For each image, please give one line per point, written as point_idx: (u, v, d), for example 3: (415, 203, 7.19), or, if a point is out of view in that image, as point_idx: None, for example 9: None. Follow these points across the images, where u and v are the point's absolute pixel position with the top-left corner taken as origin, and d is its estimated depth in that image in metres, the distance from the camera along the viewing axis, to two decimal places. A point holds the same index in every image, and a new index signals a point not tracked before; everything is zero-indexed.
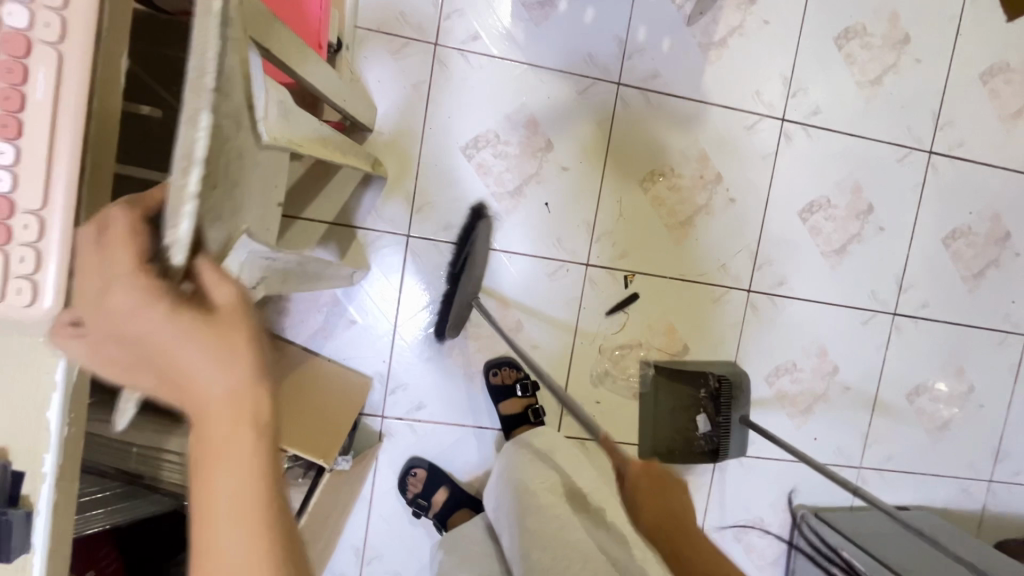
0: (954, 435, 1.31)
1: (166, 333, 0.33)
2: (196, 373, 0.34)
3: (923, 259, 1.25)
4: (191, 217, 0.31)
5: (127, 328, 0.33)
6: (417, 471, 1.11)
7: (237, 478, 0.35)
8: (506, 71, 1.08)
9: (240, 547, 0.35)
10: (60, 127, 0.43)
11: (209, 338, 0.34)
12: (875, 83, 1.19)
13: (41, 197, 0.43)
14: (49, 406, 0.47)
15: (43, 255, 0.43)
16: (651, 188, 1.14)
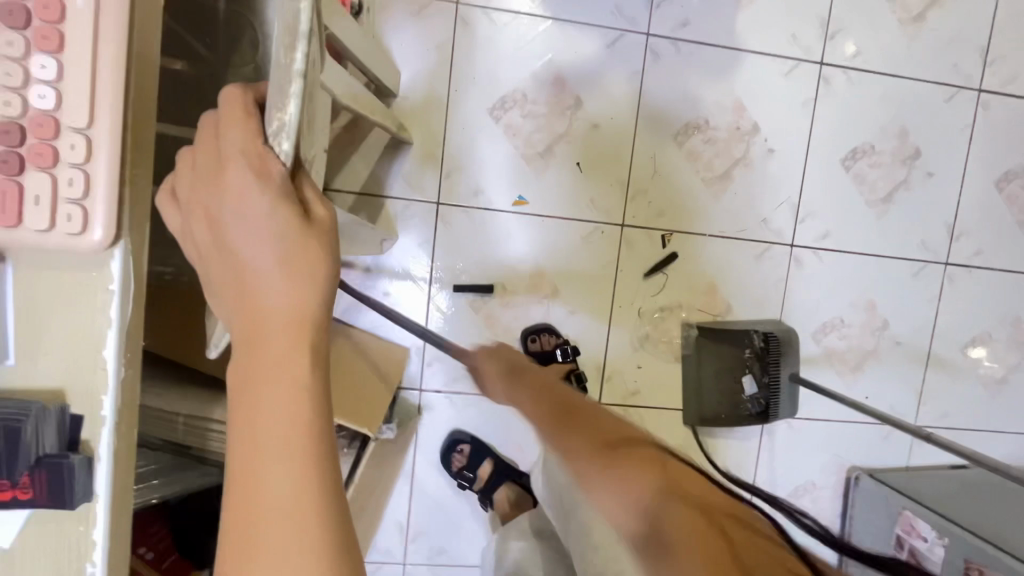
0: (1013, 389, 1.25)
1: (258, 223, 0.32)
2: (270, 278, 0.32)
3: (974, 205, 1.19)
4: (299, 96, 0.31)
5: (228, 209, 0.32)
6: (462, 445, 1.09)
7: (290, 395, 0.32)
8: (531, 26, 1.04)
9: (282, 482, 0.31)
10: (102, 39, 0.42)
11: (298, 241, 0.32)
12: (918, 19, 1.12)
13: (87, 114, 0.42)
14: (105, 346, 0.46)
15: (92, 177, 0.42)
16: (685, 143, 1.10)
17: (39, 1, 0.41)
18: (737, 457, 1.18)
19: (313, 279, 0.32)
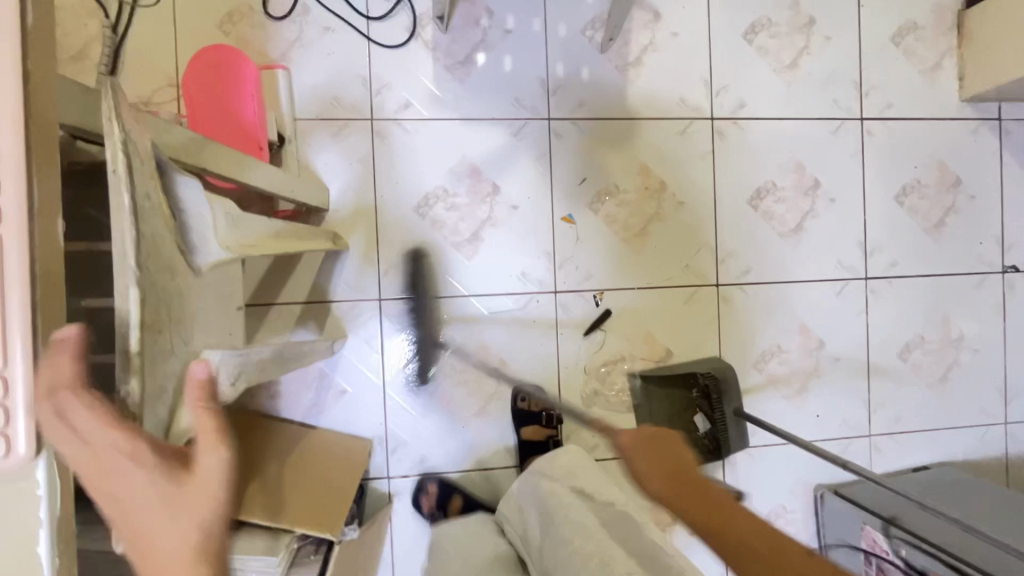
0: (956, 384, 1.31)
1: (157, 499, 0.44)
2: (161, 516, 0.44)
3: (881, 221, 1.28)
4: (135, 327, 0.45)
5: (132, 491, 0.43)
6: (429, 488, 1.14)
7: None
8: (441, 129, 1.15)
9: None
10: (8, 286, 0.43)
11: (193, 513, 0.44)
12: (791, 67, 1.24)
13: (0, 357, 0.43)
14: (37, 543, 0.48)
15: (12, 410, 0.44)
16: (601, 208, 1.19)
17: None
18: None
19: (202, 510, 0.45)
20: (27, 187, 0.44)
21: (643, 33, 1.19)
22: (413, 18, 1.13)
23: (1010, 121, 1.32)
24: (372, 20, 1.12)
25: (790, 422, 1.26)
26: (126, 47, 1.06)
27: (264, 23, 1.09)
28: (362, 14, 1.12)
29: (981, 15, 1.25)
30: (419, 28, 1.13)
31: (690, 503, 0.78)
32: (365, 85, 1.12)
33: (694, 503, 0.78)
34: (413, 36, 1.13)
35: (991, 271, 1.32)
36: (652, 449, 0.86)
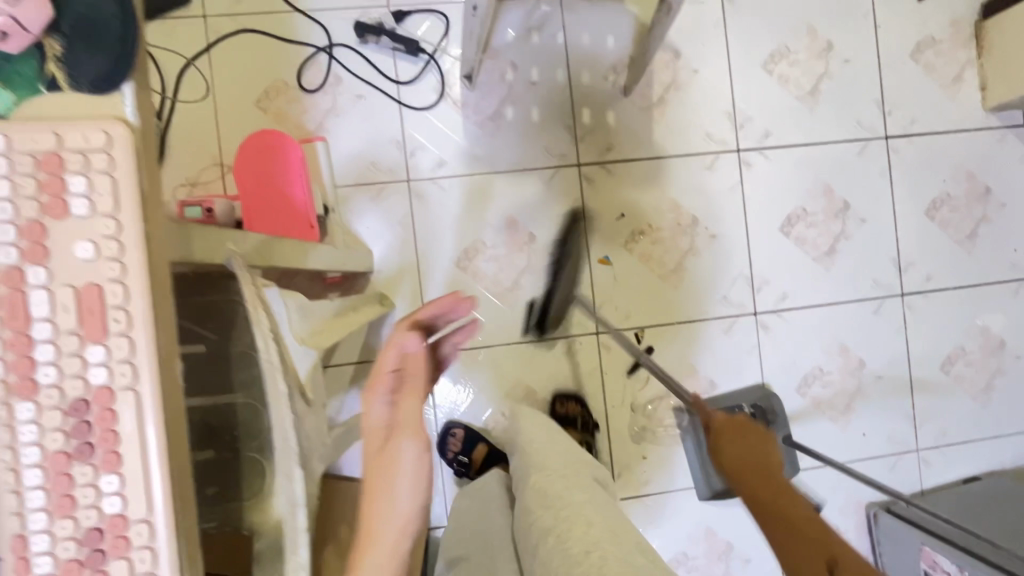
0: (1000, 392, 1.31)
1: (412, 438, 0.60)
2: (405, 462, 0.59)
3: (913, 237, 1.29)
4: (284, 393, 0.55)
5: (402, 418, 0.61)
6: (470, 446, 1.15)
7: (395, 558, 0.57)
8: (476, 183, 1.18)
9: None
10: (148, 438, 0.45)
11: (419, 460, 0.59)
12: (813, 93, 1.26)
13: (146, 504, 0.45)
14: None
15: (159, 553, 0.45)
16: (636, 247, 1.21)
17: (97, 434, 0.44)
18: None
19: (412, 488, 0.59)
20: (157, 338, 0.45)
21: (664, 72, 1.22)
22: (441, 79, 1.16)
23: None
24: (401, 84, 1.15)
25: (839, 444, 1.27)
26: (172, 132, 1.10)
27: (299, 97, 1.13)
28: (392, 79, 1.15)
29: (1000, 26, 1.25)
30: (447, 88, 1.16)
31: (750, 484, 0.77)
32: (400, 147, 1.16)
33: (763, 489, 0.76)
34: (442, 96, 1.16)
35: None
36: (740, 438, 0.85)
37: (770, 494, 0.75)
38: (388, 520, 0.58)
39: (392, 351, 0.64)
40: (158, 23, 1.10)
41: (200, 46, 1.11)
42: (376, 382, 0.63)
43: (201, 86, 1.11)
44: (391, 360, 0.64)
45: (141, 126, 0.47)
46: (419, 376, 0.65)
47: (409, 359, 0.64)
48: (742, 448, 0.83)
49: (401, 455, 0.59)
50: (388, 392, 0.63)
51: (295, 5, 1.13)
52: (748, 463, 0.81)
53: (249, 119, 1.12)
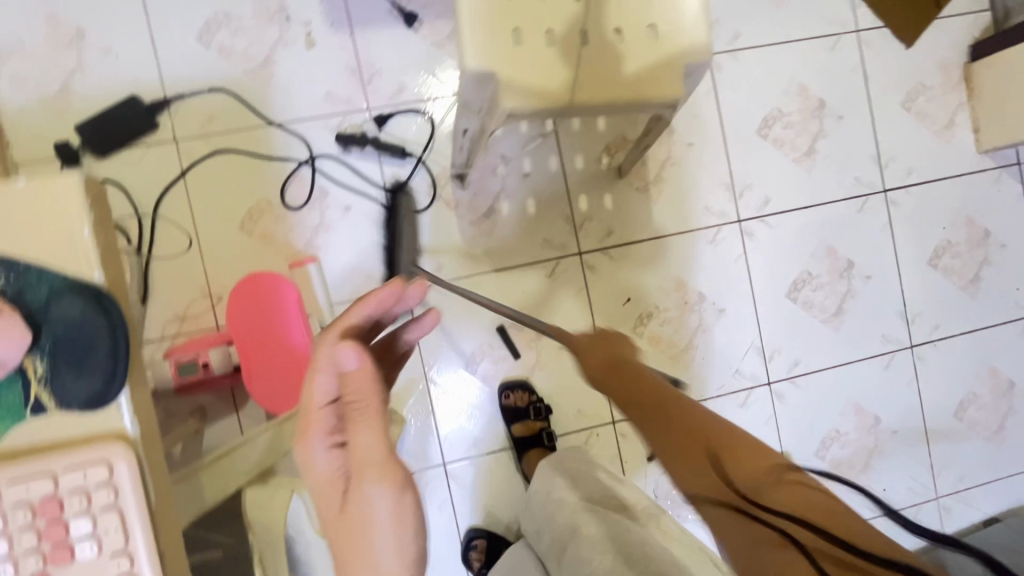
0: (1013, 432, 1.32)
1: (373, 459, 0.56)
2: (371, 491, 0.55)
3: (918, 287, 1.28)
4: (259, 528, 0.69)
5: (359, 448, 0.56)
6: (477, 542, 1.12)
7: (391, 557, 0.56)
8: (477, 284, 1.14)
9: None
10: None
11: (385, 482, 0.56)
12: (809, 153, 1.23)
13: None
14: None
15: None
16: (645, 331, 1.19)
17: None
18: None
19: (399, 533, 0.56)
20: None
21: (658, 148, 1.19)
22: (431, 179, 1.11)
23: None
24: (390, 190, 1.10)
25: (861, 503, 1.27)
26: (154, 268, 1.05)
27: (284, 215, 1.08)
28: (380, 186, 1.10)
29: (989, 70, 1.24)
30: (438, 188, 1.12)
31: (651, 429, 0.63)
32: (395, 256, 1.11)
33: (665, 437, 0.62)
34: (434, 197, 1.12)
35: None
36: (628, 382, 0.68)
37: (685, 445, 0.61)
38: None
39: (318, 385, 0.57)
40: (127, 154, 1.04)
41: (174, 173, 1.05)
42: (311, 426, 0.58)
43: (179, 214, 1.05)
44: (321, 394, 0.57)
45: (141, 431, 0.57)
46: (378, 403, 0.56)
47: (355, 379, 0.56)
48: (624, 378, 0.69)
49: (372, 501, 0.55)
50: (326, 434, 0.58)
51: (270, 119, 1.08)
52: (610, 365, 0.71)
53: (233, 243, 1.07)
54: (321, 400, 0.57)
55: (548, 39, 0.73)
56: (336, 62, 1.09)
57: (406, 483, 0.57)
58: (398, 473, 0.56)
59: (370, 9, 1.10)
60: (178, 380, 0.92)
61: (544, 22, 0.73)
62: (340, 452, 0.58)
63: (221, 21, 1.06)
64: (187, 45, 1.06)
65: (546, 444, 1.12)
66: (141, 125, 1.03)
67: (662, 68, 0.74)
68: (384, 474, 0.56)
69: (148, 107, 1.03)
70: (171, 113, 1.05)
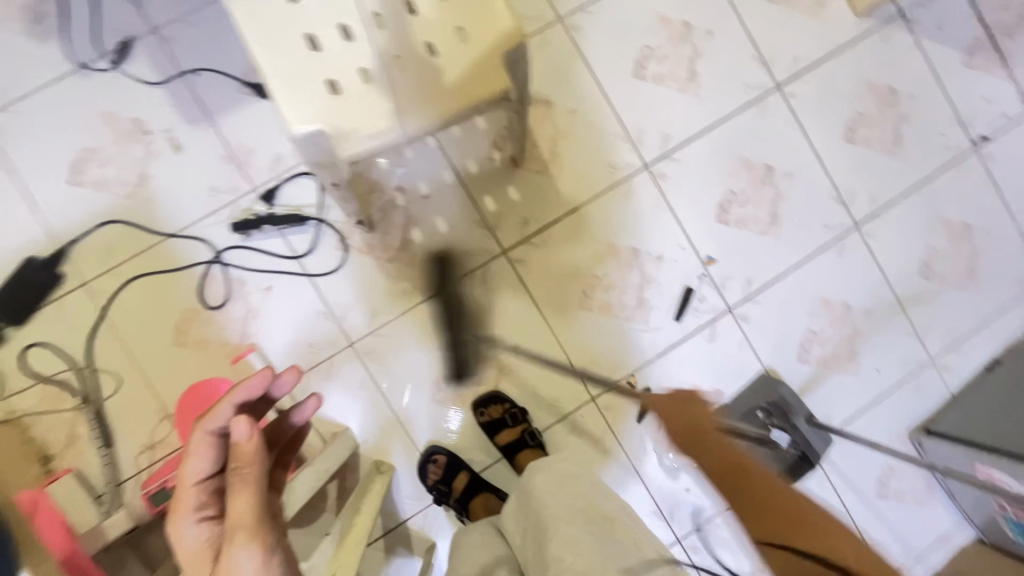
0: (985, 271, 1.31)
1: (245, 515, 0.57)
2: (241, 551, 0.55)
3: (844, 167, 1.27)
4: None
5: (235, 506, 0.57)
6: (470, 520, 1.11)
7: None
8: (416, 316, 1.15)
9: None
10: None
11: (257, 540, 0.56)
12: (692, 78, 1.22)
13: None
14: None
15: None
16: (592, 303, 1.19)
17: None
18: (816, 493, 1.24)
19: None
20: None
21: (544, 126, 1.18)
22: (338, 234, 1.12)
23: (913, 10, 1.29)
24: (302, 257, 1.11)
25: (859, 391, 1.27)
26: (107, 407, 1.07)
27: (211, 316, 1.09)
28: (291, 257, 1.11)
29: None
30: (347, 240, 1.13)
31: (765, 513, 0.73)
32: (328, 317, 1.12)
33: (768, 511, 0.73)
34: (346, 249, 1.13)
35: (965, 152, 1.31)
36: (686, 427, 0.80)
37: (741, 473, 0.75)
38: None
39: (195, 463, 0.62)
40: (44, 311, 1.06)
41: (95, 314, 1.07)
42: (180, 503, 0.61)
43: (113, 349, 1.07)
44: (196, 471, 0.62)
45: None
46: (257, 469, 0.59)
47: (241, 449, 0.59)
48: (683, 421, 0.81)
49: (234, 568, 0.54)
50: (196, 509, 0.61)
51: (166, 231, 1.09)
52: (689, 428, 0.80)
53: (173, 360, 1.08)
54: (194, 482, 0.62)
55: (364, 76, 0.74)
56: (208, 156, 1.10)
57: (275, 549, 0.57)
58: (268, 535, 0.57)
59: (222, 94, 1.10)
60: (155, 512, 0.95)
61: (353, 62, 0.73)
62: (213, 525, 0.61)
63: (86, 157, 1.08)
64: (62, 190, 1.07)
65: (532, 443, 1.14)
66: (46, 281, 1.05)
67: (483, 67, 0.74)
68: (252, 528, 0.56)
69: (46, 262, 1.05)
70: (71, 259, 1.07)
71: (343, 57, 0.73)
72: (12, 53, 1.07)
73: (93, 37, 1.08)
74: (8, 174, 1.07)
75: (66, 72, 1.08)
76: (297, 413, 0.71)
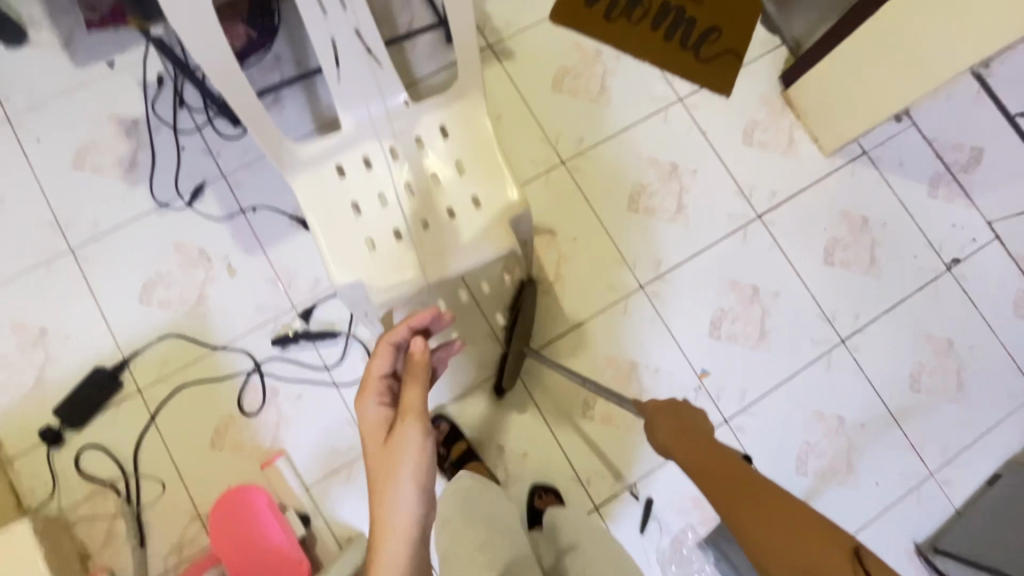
0: (974, 385, 1.36)
1: (412, 401, 0.77)
2: (411, 426, 0.76)
3: (825, 287, 1.38)
4: None
5: (408, 393, 0.78)
6: None
7: (410, 475, 0.74)
8: (432, 423, 1.25)
9: (403, 518, 0.74)
10: None
11: (418, 422, 0.76)
12: (680, 209, 1.39)
13: None
14: None
15: None
16: (595, 412, 1.27)
17: None
18: None
19: (416, 468, 0.75)
20: None
21: (549, 252, 1.34)
22: (364, 346, 1.25)
23: (875, 149, 1.46)
24: (331, 367, 1.24)
25: (861, 505, 1.29)
26: (145, 507, 1.16)
27: (247, 421, 1.21)
28: (322, 367, 1.23)
29: (801, 91, 1.43)
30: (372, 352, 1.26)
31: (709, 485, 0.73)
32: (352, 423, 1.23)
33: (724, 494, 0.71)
34: None
35: (939, 272, 1.42)
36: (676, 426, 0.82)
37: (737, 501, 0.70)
38: (398, 499, 0.74)
39: (379, 362, 0.82)
40: (102, 416, 1.19)
41: (145, 418, 1.20)
42: (369, 386, 0.82)
43: (157, 452, 1.18)
44: (380, 368, 0.82)
45: None
46: (423, 379, 0.80)
47: (415, 360, 0.80)
48: (673, 424, 0.82)
49: (404, 440, 0.75)
50: (378, 395, 0.82)
51: (215, 344, 1.23)
52: (680, 429, 0.82)
53: (209, 462, 1.19)
54: (378, 374, 0.82)
55: (397, 235, 0.91)
56: (258, 279, 1.27)
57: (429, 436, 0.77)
58: (428, 424, 0.77)
59: (273, 227, 1.30)
60: None
61: (389, 224, 0.91)
62: (387, 411, 0.81)
63: (156, 279, 1.26)
64: (132, 308, 1.24)
65: None
66: (107, 388, 1.19)
67: (492, 227, 0.90)
68: (416, 414, 0.77)
69: (110, 371, 1.20)
70: (131, 369, 1.21)
71: (381, 220, 0.91)
72: (106, 195, 1.29)
73: (173, 181, 1.30)
74: (87, 294, 1.24)
75: (147, 210, 1.28)
76: (440, 353, 0.92)
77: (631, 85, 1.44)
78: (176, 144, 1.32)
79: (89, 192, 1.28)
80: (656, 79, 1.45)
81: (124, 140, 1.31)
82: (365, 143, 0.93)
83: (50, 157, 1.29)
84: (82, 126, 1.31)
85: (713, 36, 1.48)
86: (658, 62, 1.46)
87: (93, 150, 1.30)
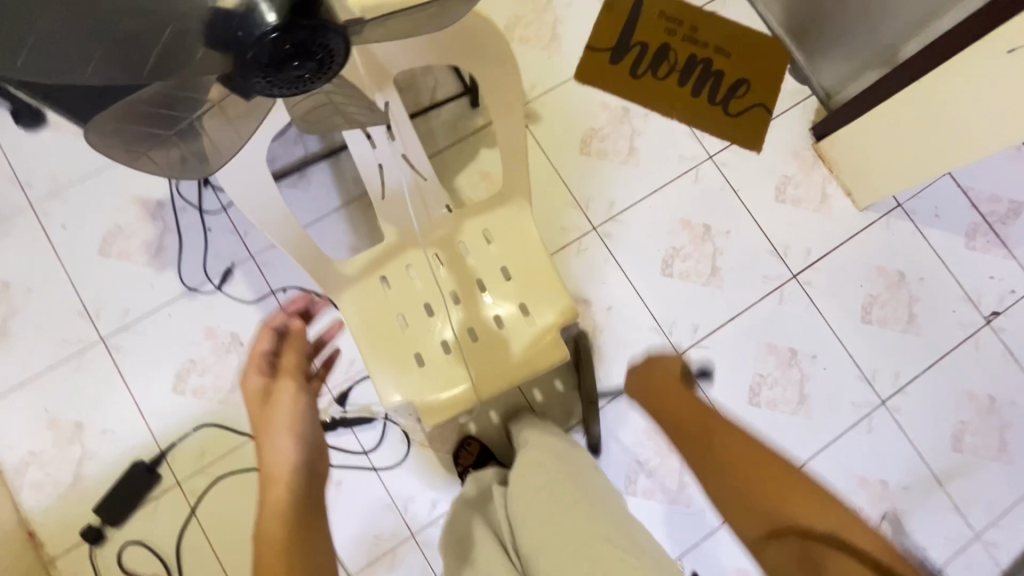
0: (1018, 443, 1.35)
1: (290, 363, 0.85)
2: (291, 389, 0.82)
3: (864, 347, 1.36)
4: None
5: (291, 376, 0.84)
6: None
7: (288, 433, 0.78)
8: None
9: (281, 472, 0.75)
10: None
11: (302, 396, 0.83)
12: (715, 272, 1.37)
13: None
14: None
15: None
16: (636, 487, 1.26)
17: None
18: None
19: (294, 424, 0.79)
20: None
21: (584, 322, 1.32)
22: (402, 429, 1.24)
23: (910, 201, 1.44)
24: (370, 451, 1.23)
25: None
26: None
27: None
28: (360, 451, 1.22)
29: (834, 146, 1.40)
30: (410, 434, 1.24)
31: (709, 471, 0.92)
32: (393, 508, 1.22)
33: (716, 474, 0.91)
34: (409, 443, 1.24)
35: (979, 327, 1.39)
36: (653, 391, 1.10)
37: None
38: (276, 447, 0.77)
39: (262, 340, 0.87)
40: (142, 511, 1.18)
41: (186, 510, 1.19)
42: (251, 364, 0.86)
43: (199, 546, 1.17)
44: (262, 346, 0.87)
45: None
46: (294, 338, 0.88)
47: (292, 335, 0.88)
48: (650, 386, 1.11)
49: (281, 397, 0.81)
50: (260, 370, 0.85)
51: (252, 431, 1.22)
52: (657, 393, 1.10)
53: (251, 554, 1.18)
54: (257, 351, 0.86)
55: (444, 346, 0.89)
56: None
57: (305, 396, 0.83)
58: (302, 382, 0.84)
59: None
60: None
61: (435, 336, 0.89)
62: (263, 380, 0.84)
63: (189, 367, 1.24)
64: (167, 398, 1.23)
65: None
66: (146, 482, 1.18)
67: (543, 340, 0.89)
68: (297, 384, 0.83)
69: (148, 465, 1.18)
70: (168, 462, 1.20)
71: (427, 331, 0.89)
72: (135, 282, 1.27)
73: (201, 265, 1.28)
74: (121, 385, 1.23)
75: (176, 295, 1.26)
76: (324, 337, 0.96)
77: (660, 143, 1.41)
78: (202, 226, 1.30)
79: (117, 280, 1.26)
80: (686, 136, 1.42)
81: (150, 224, 1.29)
82: (408, 252, 0.92)
83: (77, 244, 1.27)
84: (107, 211, 1.29)
85: (742, 89, 1.46)
86: (688, 119, 1.43)
87: (119, 236, 1.28)
